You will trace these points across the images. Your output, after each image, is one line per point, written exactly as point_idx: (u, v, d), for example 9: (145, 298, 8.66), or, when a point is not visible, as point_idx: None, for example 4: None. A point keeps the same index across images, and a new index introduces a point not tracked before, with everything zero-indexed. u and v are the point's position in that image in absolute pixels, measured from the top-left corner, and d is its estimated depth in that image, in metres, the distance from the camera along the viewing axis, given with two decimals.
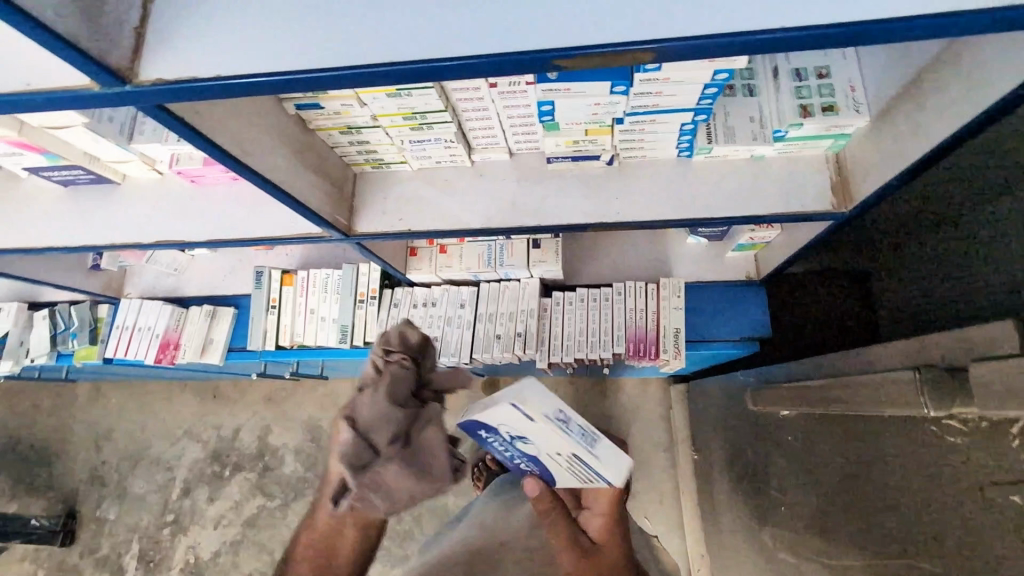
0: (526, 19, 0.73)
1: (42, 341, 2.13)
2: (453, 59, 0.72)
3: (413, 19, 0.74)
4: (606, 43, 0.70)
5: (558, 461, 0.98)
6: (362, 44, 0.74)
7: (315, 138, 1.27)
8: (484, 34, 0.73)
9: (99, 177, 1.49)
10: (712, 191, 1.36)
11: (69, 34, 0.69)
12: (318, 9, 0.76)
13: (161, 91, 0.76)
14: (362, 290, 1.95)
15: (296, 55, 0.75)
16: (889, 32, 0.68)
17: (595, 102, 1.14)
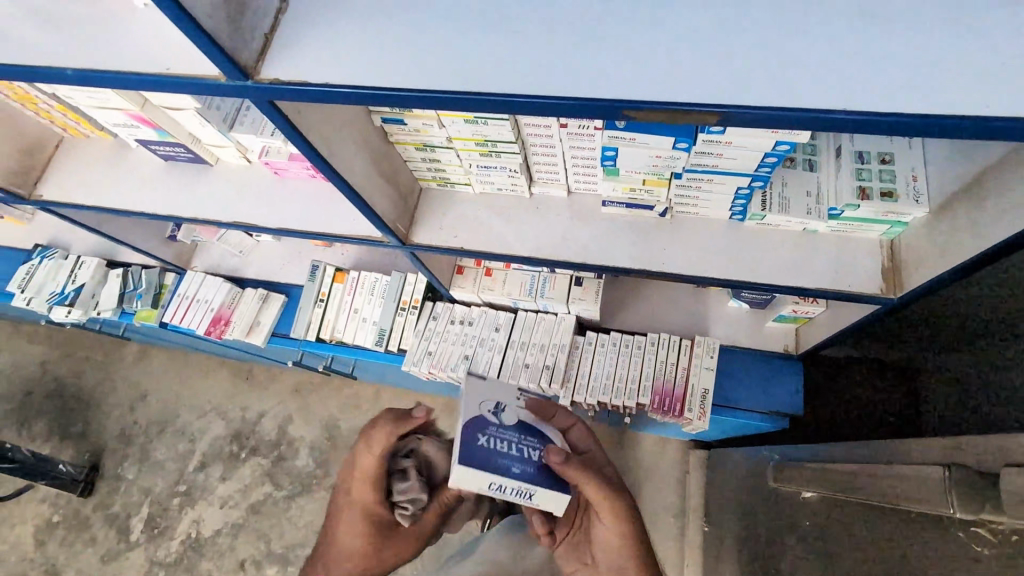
0: (604, 68, 0.80)
1: (111, 297, 2.31)
2: (533, 97, 0.80)
3: (505, 56, 0.83)
4: (677, 99, 0.76)
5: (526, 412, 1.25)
6: (453, 72, 0.83)
7: (393, 150, 1.38)
8: (564, 76, 0.80)
9: (196, 157, 1.65)
10: (760, 257, 1.38)
11: (214, 32, 0.80)
12: (423, 36, 0.86)
13: (273, 89, 0.87)
14: (405, 298, 2.04)
15: (395, 74, 0.84)
16: (947, 128, 0.72)
17: (657, 155, 1.19)
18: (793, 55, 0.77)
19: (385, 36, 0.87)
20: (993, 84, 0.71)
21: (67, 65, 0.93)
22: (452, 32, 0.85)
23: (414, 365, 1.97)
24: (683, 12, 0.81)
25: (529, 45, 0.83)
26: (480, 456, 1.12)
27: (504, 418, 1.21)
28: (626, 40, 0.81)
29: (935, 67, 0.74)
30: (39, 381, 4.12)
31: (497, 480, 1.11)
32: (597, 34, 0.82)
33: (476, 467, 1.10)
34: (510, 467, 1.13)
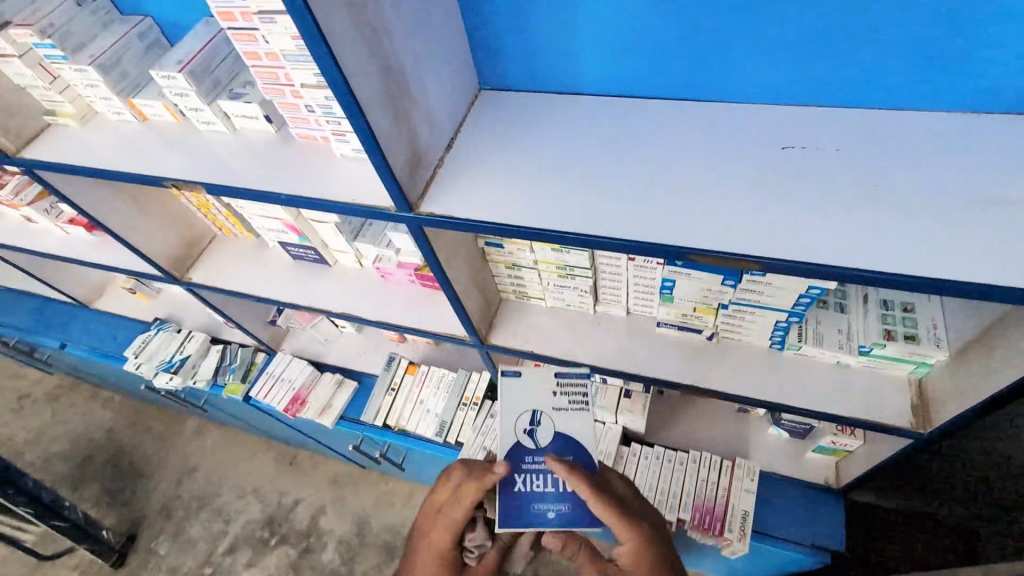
0: (677, 223, 1.09)
1: (209, 369, 2.63)
2: (622, 240, 1.08)
3: (602, 209, 1.13)
4: (730, 251, 1.03)
5: (560, 402, 1.39)
6: (564, 217, 1.14)
7: (487, 267, 1.69)
8: (646, 227, 1.09)
9: (320, 258, 2.03)
10: (797, 384, 1.56)
11: (404, 184, 1.14)
12: (542, 190, 1.18)
13: (431, 221, 1.19)
14: (468, 394, 2.24)
15: (520, 214, 1.15)
16: (933, 286, 0.94)
17: (709, 288, 1.45)
18: (818, 224, 1.04)
19: (515, 189, 1.19)
20: (980, 258, 0.94)
21: (282, 193, 1.30)
22: (565, 189, 1.18)
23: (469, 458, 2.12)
24: (736, 189, 1.11)
25: (621, 203, 1.13)
26: (514, 512, 1.29)
27: (538, 438, 1.35)
28: (693, 205, 1.10)
29: (934, 241, 0.98)
30: (102, 444, 4.39)
31: (534, 525, 1.28)
32: (671, 199, 1.12)
33: (514, 522, 1.27)
34: (546, 511, 1.29)
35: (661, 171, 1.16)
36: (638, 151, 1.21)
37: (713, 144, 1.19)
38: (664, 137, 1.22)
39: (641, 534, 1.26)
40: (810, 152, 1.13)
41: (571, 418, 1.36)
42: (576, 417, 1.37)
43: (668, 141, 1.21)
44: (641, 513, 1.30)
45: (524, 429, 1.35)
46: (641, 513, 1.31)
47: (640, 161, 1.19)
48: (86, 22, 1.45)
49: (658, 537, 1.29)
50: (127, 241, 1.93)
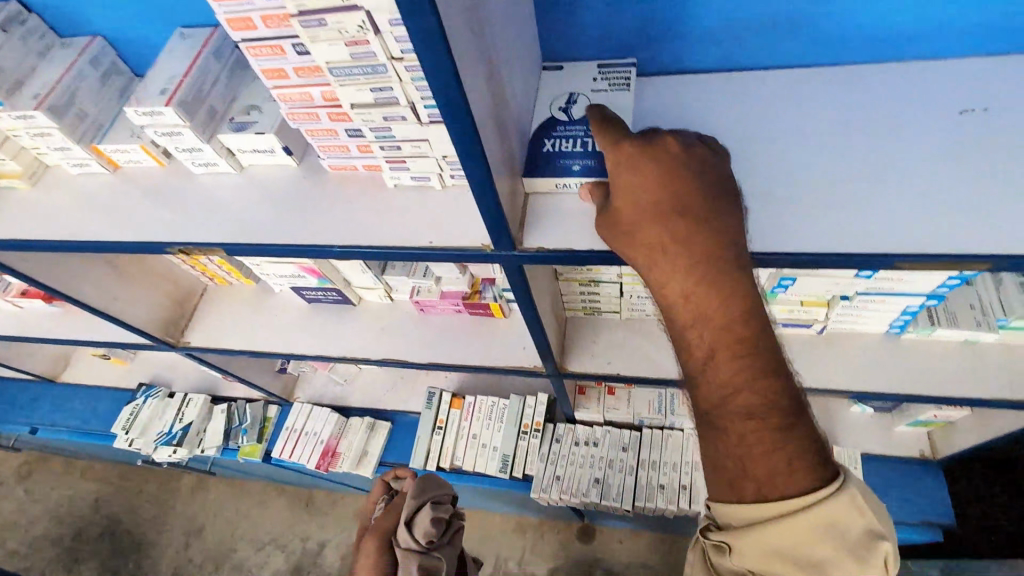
0: (870, 225, 0.87)
1: (216, 433, 2.31)
2: (814, 254, 0.87)
3: (769, 218, 0.91)
4: (954, 249, 0.82)
5: (603, 86, 1.07)
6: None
7: (557, 286, 1.45)
8: (833, 235, 0.88)
9: (342, 299, 1.73)
10: (923, 372, 1.40)
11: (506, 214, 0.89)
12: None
13: (548, 258, 0.94)
14: (527, 421, 2.01)
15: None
16: None
17: (836, 282, 1.24)
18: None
19: None
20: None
21: (333, 242, 1.01)
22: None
23: (543, 492, 1.92)
24: (924, 173, 0.90)
25: (788, 209, 0.91)
26: (538, 162, 0.98)
27: (574, 114, 1.03)
28: (881, 198, 0.89)
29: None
30: (92, 517, 3.97)
31: (555, 176, 0.95)
32: (848, 195, 0.91)
33: (534, 174, 0.96)
34: (570, 164, 0.96)
35: (819, 160, 0.96)
36: (780, 139, 0.99)
37: (870, 121, 0.98)
38: (806, 120, 1.01)
39: (669, 269, 0.77)
40: (994, 113, 0.94)
41: (613, 98, 1.05)
42: (619, 98, 1.05)
43: (814, 124, 1.00)
44: (682, 231, 0.76)
45: (558, 109, 1.04)
46: (681, 226, 0.76)
47: (790, 155, 0.97)
48: (18, 50, 1.10)
49: (715, 258, 0.75)
50: (108, 315, 1.59)
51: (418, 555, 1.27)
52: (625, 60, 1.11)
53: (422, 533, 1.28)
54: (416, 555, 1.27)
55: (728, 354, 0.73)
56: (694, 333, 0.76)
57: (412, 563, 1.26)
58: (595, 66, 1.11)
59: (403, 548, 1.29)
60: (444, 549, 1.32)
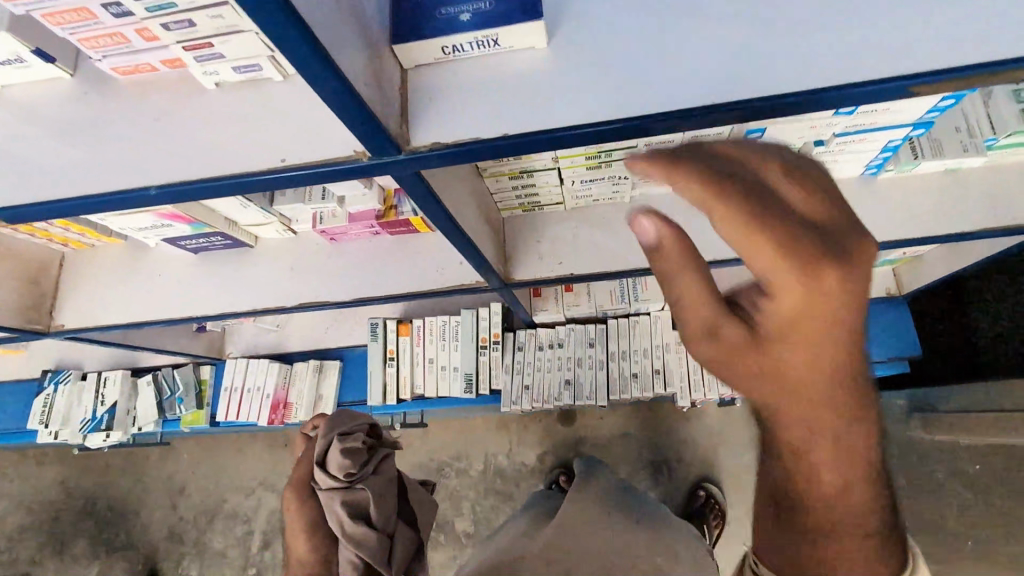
0: (884, 33, 0.62)
1: (149, 408, 2.08)
2: (806, 92, 0.61)
3: (737, 51, 0.64)
4: (997, 52, 0.58)
5: None
6: (680, 82, 0.65)
7: (483, 185, 1.18)
8: (829, 61, 0.62)
9: (234, 243, 1.43)
10: (902, 214, 1.25)
11: (369, 99, 0.59)
12: (618, 47, 0.67)
13: (450, 155, 0.68)
14: (484, 335, 1.84)
15: (605, 100, 0.66)
16: None
17: (811, 125, 1.03)
18: None
19: (565, 54, 0.68)
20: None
21: (147, 182, 0.71)
22: (659, 36, 0.67)
23: (514, 404, 1.81)
24: None
25: (765, 32, 0.64)
26: (409, 17, 0.67)
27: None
28: None
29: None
30: (65, 500, 3.82)
31: (439, 38, 0.65)
32: None
33: (408, 35, 0.65)
34: (458, 14, 0.66)
35: None
36: None
37: None
38: None
39: (806, 426, 0.45)
40: None
41: None
42: None
43: None
44: (832, 352, 0.44)
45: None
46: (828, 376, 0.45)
47: None
48: None
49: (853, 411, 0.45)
50: None
51: (342, 492, 1.24)
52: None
53: (336, 468, 1.25)
54: (339, 492, 1.25)
55: (863, 491, 0.46)
56: (817, 474, 0.46)
57: (336, 502, 1.24)
58: None
59: (325, 489, 1.26)
60: (369, 480, 1.29)
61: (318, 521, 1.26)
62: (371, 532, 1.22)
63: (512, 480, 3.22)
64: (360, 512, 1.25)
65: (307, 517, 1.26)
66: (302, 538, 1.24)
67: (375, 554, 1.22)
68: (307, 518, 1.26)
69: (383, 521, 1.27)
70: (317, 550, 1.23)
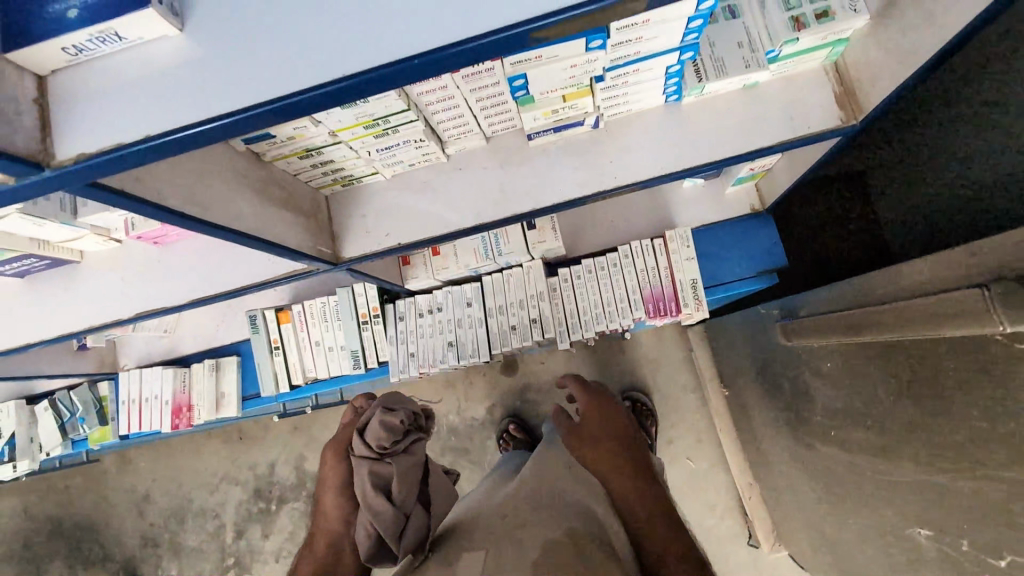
0: None
1: (52, 433, 2.06)
2: (427, 52, 0.62)
3: (371, 18, 0.63)
4: None
5: None
6: (314, 56, 0.64)
7: (274, 169, 1.15)
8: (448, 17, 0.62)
9: (56, 261, 1.38)
10: (709, 133, 1.24)
11: None
12: (258, 26, 0.65)
13: (102, 163, 0.64)
14: (363, 310, 1.85)
15: (246, 84, 0.64)
16: None
17: (572, 64, 1.01)
18: None
19: (205, 40, 0.65)
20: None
21: None
22: (297, 10, 0.65)
23: (403, 372, 1.85)
24: None
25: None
26: (14, 20, 0.62)
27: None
28: None
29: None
30: (33, 527, 3.83)
31: (53, 42, 0.61)
32: None
33: (14, 42, 0.61)
34: (65, 10, 0.62)
35: None
36: None
37: None
38: None
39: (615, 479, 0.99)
40: None
41: None
42: None
43: None
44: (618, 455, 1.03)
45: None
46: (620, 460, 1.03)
47: None
48: None
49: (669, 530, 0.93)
50: None
51: (371, 461, 1.11)
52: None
53: (373, 436, 1.12)
54: (367, 462, 1.11)
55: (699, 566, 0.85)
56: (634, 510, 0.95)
57: (362, 470, 1.10)
58: None
59: (355, 457, 1.13)
60: (400, 456, 1.13)
61: (345, 484, 1.14)
62: (388, 503, 1.06)
63: (466, 436, 3.15)
64: (383, 485, 1.09)
65: (336, 478, 1.15)
66: (327, 497, 1.13)
67: (388, 528, 1.04)
68: (334, 479, 1.14)
69: (405, 499, 1.09)
70: (337, 512, 1.11)
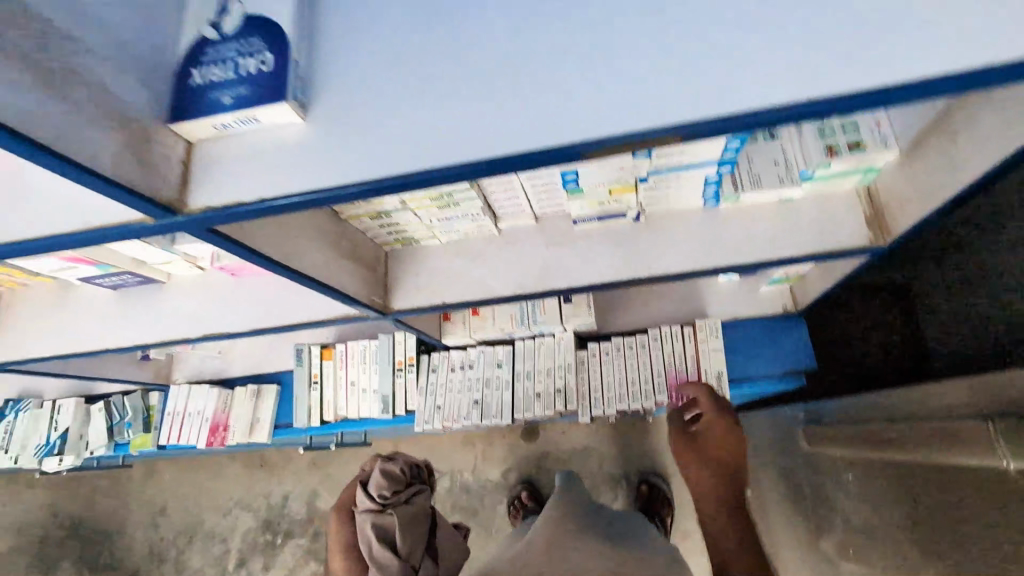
0: (563, 108, 0.73)
1: (101, 433, 2.21)
2: (493, 157, 0.74)
3: (454, 124, 0.76)
4: (642, 122, 0.70)
5: None
6: (403, 150, 0.77)
7: (347, 226, 1.31)
8: (511, 130, 0.74)
9: (146, 279, 1.57)
10: (742, 238, 1.34)
11: (125, 180, 0.71)
12: (362, 122, 0.79)
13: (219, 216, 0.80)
14: (400, 358, 1.96)
15: (345, 166, 0.78)
16: (898, 98, 0.64)
17: (618, 167, 1.15)
18: (724, 46, 0.69)
19: (320, 127, 0.81)
20: (982, 5, 0.63)
21: None
22: (395, 112, 0.79)
23: (427, 422, 1.93)
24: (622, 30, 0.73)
25: (472, 105, 0.76)
26: (183, 100, 0.79)
27: (224, 29, 0.82)
28: (575, 75, 0.73)
29: (904, 10, 0.65)
30: (54, 522, 3.96)
31: (205, 119, 0.78)
32: (545, 72, 0.75)
33: (181, 117, 0.78)
34: (220, 97, 0.78)
35: (512, 37, 0.77)
36: (473, 18, 0.79)
37: None
38: None
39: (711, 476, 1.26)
40: None
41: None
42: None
43: None
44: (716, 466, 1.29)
45: (206, 25, 0.82)
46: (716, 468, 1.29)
47: (472, 34, 0.79)
48: None
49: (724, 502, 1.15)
50: None
51: (373, 514, 1.17)
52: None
53: (373, 488, 1.18)
54: (370, 515, 1.17)
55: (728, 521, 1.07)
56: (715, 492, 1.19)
57: (366, 524, 1.16)
58: None
59: (359, 512, 1.19)
60: (401, 506, 1.19)
61: (351, 544, 1.19)
62: (393, 555, 1.10)
63: (478, 497, 3.13)
64: (387, 537, 1.15)
65: (342, 540, 1.19)
66: (336, 563, 1.17)
67: None
68: (342, 541, 1.19)
69: (410, 551, 1.14)
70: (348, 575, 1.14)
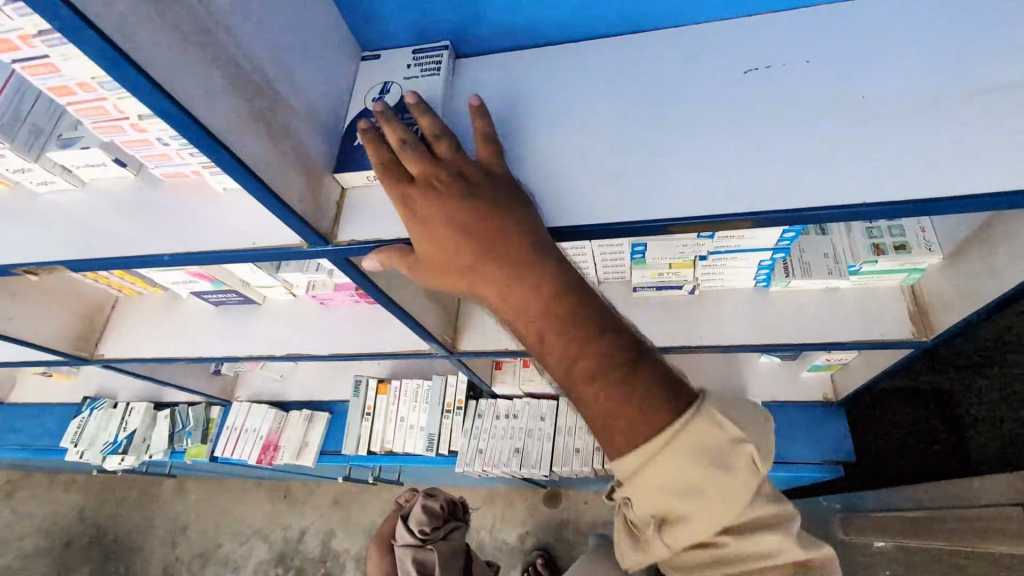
0: (655, 189, 0.89)
1: (162, 439, 2.37)
2: (593, 224, 0.90)
3: (562, 195, 0.93)
4: (721, 208, 0.85)
5: (412, 74, 1.06)
6: None
7: None
8: (610, 204, 0.90)
9: (245, 299, 1.77)
10: (788, 319, 1.45)
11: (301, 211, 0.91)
12: None
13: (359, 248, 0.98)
14: (449, 401, 2.08)
15: None
16: (936, 209, 0.78)
17: (683, 244, 1.30)
18: (792, 155, 0.86)
19: None
20: (1008, 141, 0.78)
21: (162, 250, 1.05)
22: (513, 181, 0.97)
23: (467, 465, 2.00)
24: (706, 135, 0.91)
25: (578, 182, 0.94)
26: (347, 157, 0.99)
27: (385, 104, 1.03)
28: (667, 166, 0.90)
29: (939, 142, 0.81)
30: (80, 528, 4.06)
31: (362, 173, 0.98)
32: (641, 160, 0.92)
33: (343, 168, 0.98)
34: None
35: (616, 131, 0.96)
36: (584, 114, 0.99)
37: (660, 82, 0.98)
38: (604, 84, 1.01)
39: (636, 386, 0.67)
40: (775, 71, 0.93)
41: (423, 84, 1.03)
42: (431, 84, 1.04)
43: (606, 88, 1.00)
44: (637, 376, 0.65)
45: (371, 100, 1.04)
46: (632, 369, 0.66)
47: (582, 126, 0.98)
48: None
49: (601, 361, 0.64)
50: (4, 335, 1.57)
51: (413, 548, 1.25)
52: (439, 43, 1.08)
53: (413, 524, 1.26)
54: (410, 549, 1.25)
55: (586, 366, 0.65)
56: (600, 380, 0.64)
57: (406, 558, 1.24)
58: (409, 51, 1.09)
59: (400, 544, 1.27)
60: (439, 543, 1.27)
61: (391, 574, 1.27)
62: None
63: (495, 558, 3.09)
64: (426, 572, 1.23)
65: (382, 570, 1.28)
66: None
67: None
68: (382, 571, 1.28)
69: None
70: None
